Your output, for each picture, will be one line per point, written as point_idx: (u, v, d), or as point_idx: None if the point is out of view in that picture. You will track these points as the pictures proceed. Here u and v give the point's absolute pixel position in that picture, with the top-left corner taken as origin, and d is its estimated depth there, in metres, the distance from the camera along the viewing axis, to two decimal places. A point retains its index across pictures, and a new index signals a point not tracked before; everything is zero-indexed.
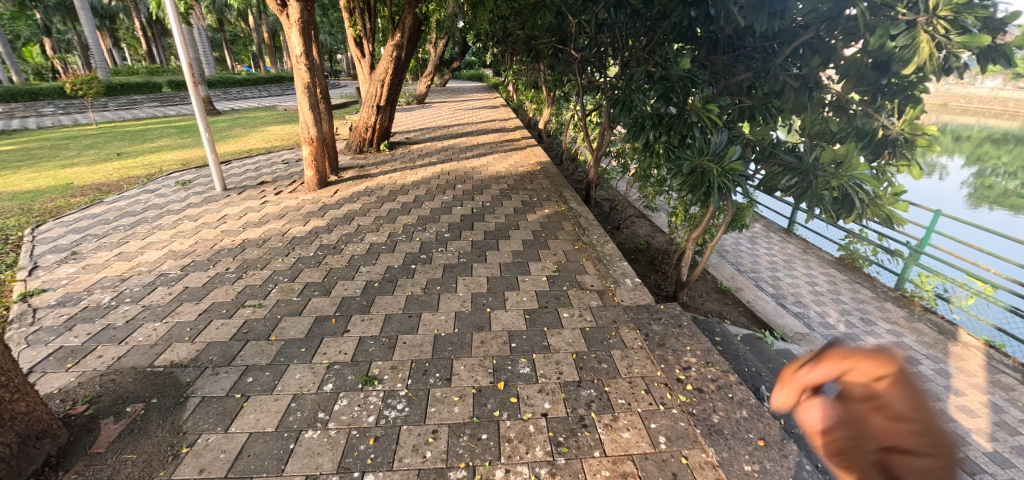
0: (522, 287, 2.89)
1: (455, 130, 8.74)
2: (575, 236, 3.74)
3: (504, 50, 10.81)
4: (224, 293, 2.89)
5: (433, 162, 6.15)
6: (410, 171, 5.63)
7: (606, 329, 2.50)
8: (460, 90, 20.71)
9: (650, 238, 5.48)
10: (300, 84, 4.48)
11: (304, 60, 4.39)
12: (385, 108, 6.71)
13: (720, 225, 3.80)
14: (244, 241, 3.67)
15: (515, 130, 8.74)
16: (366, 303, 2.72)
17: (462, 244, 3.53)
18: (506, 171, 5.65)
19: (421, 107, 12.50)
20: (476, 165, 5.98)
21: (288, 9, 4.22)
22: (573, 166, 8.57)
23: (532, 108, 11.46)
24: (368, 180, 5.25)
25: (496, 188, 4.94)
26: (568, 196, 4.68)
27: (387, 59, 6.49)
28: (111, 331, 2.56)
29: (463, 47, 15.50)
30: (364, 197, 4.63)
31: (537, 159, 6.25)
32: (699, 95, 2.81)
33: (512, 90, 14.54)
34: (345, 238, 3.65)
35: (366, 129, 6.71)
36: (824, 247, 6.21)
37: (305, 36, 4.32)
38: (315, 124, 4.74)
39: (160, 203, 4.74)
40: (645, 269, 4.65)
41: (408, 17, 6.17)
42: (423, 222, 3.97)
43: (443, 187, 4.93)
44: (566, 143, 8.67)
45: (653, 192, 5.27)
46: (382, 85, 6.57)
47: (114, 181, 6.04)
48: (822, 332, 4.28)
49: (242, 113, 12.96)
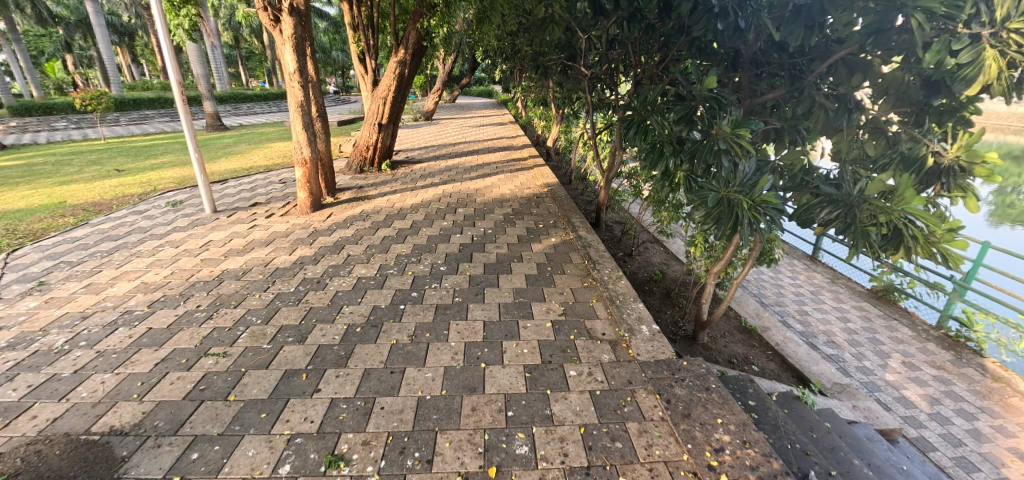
0: (523, 336, 2.53)
1: (460, 148, 8.52)
2: (583, 270, 3.38)
3: (512, 66, 10.66)
4: (189, 338, 2.58)
5: (436, 183, 5.88)
6: (410, 193, 5.35)
7: (620, 393, 2.12)
8: (468, 105, 20.73)
9: (665, 267, 5.10)
10: (293, 102, 4.26)
11: (298, 77, 4.18)
12: (387, 126, 6.49)
13: (745, 260, 3.42)
14: (223, 273, 3.38)
15: (522, 148, 8.48)
16: (344, 354, 2.38)
17: (458, 279, 3.19)
18: (511, 194, 5.34)
19: (428, 124, 12.36)
20: (480, 186, 5.69)
21: (281, 24, 4.02)
22: (582, 186, 8.25)
23: (540, 125, 11.25)
24: (365, 203, 4.98)
25: (500, 213, 4.62)
26: (577, 223, 4.34)
27: (390, 77, 6.29)
28: (55, 384, 2.24)
29: (472, 64, 15.49)
30: (358, 223, 4.35)
31: (544, 180, 5.94)
32: (728, 119, 2.40)
33: (520, 106, 14.39)
34: (332, 270, 3.35)
35: (367, 147, 6.48)
36: (853, 276, 5.76)
37: (300, 52, 4.11)
38: (310, 145, 4.50)
39: (146, 226, 4.50)
40: (661, 303, 4.26)
41: (412, 32, 6.00)
42: (417, 252, 3.65)
43: (443, 211, 4.63)
44: (574, 162, 8.38)
45: (669, 218, 4.91)
46: (384, 102, 6.37)
47: (107, 200, 5.86)
48: (860, 378, 3.82)
49: (249, 129, 12.98)
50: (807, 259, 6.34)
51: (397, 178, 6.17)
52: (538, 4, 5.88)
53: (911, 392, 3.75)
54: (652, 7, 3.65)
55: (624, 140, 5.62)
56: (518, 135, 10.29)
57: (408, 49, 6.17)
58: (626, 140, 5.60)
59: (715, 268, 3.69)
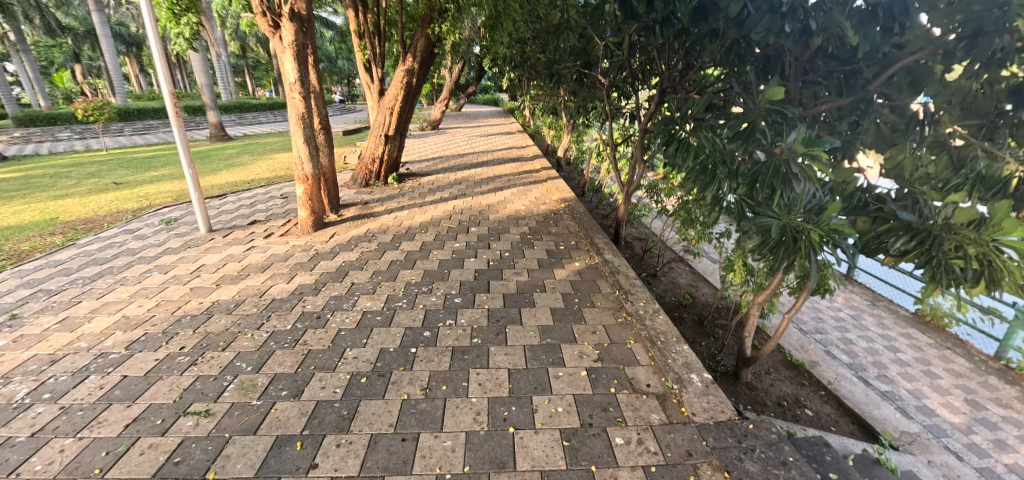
0: (555, 389, 2.16)
1: (469, 159, 8.21)
2: (615, 302, 3.01)
3: (522, 75, 10.39)
4: (167, 390, 2.23)
5: (445, 198, 5.54)
6: (419, 210, 5.02)
7: (680, 470, 1.74)
8: (474, 114, 20.54)
9: (693, 289, 4.71)
10: (294, 114, 3.95)
11: (299, 88, 3.88)
12: (394, 138, 6.18)
13: (798, 291, 3.03)
14: (214, 305, 3.04)
15: (533, 159, 8.16)
16: (346, 413, 2.01)
17: (475, 314, 2.83)
18: (526, 210, 4.99)
19: (435, 134, 12.09)
20: (492, 201, 5.34)
21: (281, 30, 3.73)
22: (597, 198, 7.89)
23: (550, 135, 10.95)
24: (371, 221, 4.65)
25: (516, 233, 4.27)
26: (601, 244, 3.98)
27: (397, 86, 6.00)
28: (5, 451, 1.88)
29: (480, 72, 15.31)
30: (363, 244, 4.01)
31: (560, 195, 5.59)
32: (796, 136, 2.01)
33: (528, 115, 14.13)
34: (334, 302, 3.00)
35: (372, 160, 6.16)
36: (895, 298, 5.34)
37: (301, 61, 3.82)
38: (311, 160, 4.19)
39: (136, 248, 4.18)
40: (694, 333, 3.86)
41: (420, 39, 5.73)
42: (428, 279, 3.30)
43: (454, 231, 4.29)
44: (588, 173, 8.04)
45: (700, 237, 4.53)
46: (391, 113, 6.07)
47: (100, 217, 5.58)
48: (923, 421, 3.40)
49: (253, 139, 12.79)
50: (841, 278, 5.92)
51: (405, 193, 5.84)
52: (553, 9, 5.60)
53: (982, 438, 3.31)
54: (687, 10, 3.32)
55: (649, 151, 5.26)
56: (528, 145, 9.98)
57: (416, 57, 5.89)
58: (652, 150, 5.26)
59: (759, 297, 3.31)
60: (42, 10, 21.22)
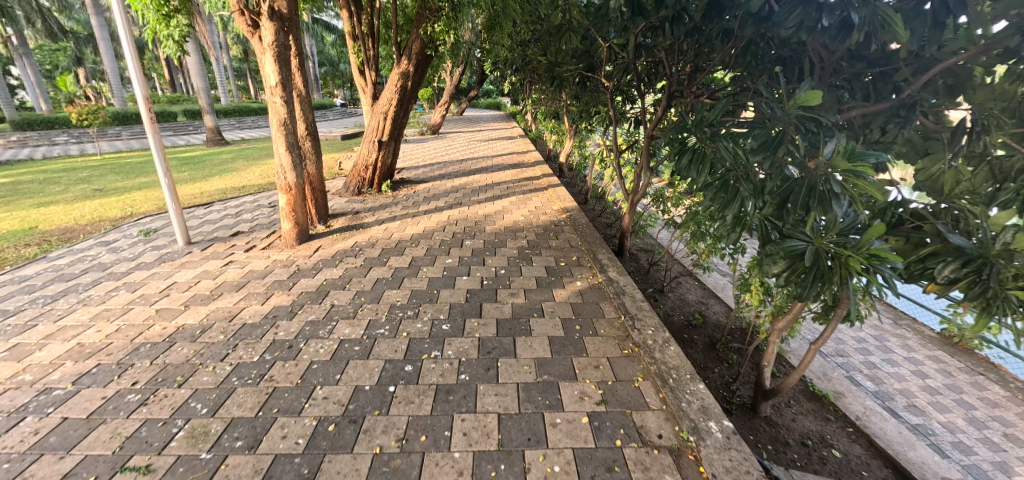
0: (552, 442, 1.86)
1: (468, 165, 7.94)
2: (620, 329, 2.70)
3: (523, 78, 10.15)
4: (108, 438, 1.95)
5: (441, 207, 5.26)
6: (411, 220, 4.74)
7: None
8: (476, 118, 20.32)
9: (704, 306, 4.40)
10: (275, 120, 3.68)
11: (280, 92, 3.62)
12: (388, 144, 5.91)
13: (826, 318, 2.71)
14: (178, 331, 2.77)
15: (534, 165, 7.88)
16: (306, 471, 1.72)
17: (464, 343, 2.53)
18: (525, 221, 4.70)
19: (434, 138, 11.86)
20: (488, 211, 5.04)
21: (261, 30, 3.46)
22: (600, 206, 7.60)
23: (552, 140, 10.68)
24: (360, 234, 4.37)
25: (513, 247, 3.97)
26: (604, 261, 3.68)
27: (391, 90, 5.73)
28: None
29: (481, 76, 15.09)
30: (349, 260, 3.73)
31: (561, 204, 5.31)
32: (836, 148, 1.73)
33: (530, 119, 13.88)
34: (309, 328, 2.71)
35: (365, 167, 5.89)
36: (918, 316, 5.01)
37: (282, 62, 3.55)
38: (295, 169, 3.92)
39: (108, 262, 3.93)
40: (705, 358, 3.55)
41: (415, 41, 5.47)
42: (415, 301, 3.01)
43: (448, 245, 4.01)
44: (591, 180, 7.76)
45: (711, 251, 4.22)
46: (385, 118, 5.80)
47: (80, 226, 5.34)
48: (962, 461, 3.07)
49: (250, 143, 12.60)
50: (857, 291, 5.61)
51: (399, 201, 5.57)
52: (554, 9, 5.33)
53: None
54: (699, 6, 3.03)
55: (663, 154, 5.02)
56: (529, 150, 9.72)
57: (412, 60, 5.63)
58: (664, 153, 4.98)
59: (780, 323, 3.00)
60: (45, 14, 21.23)
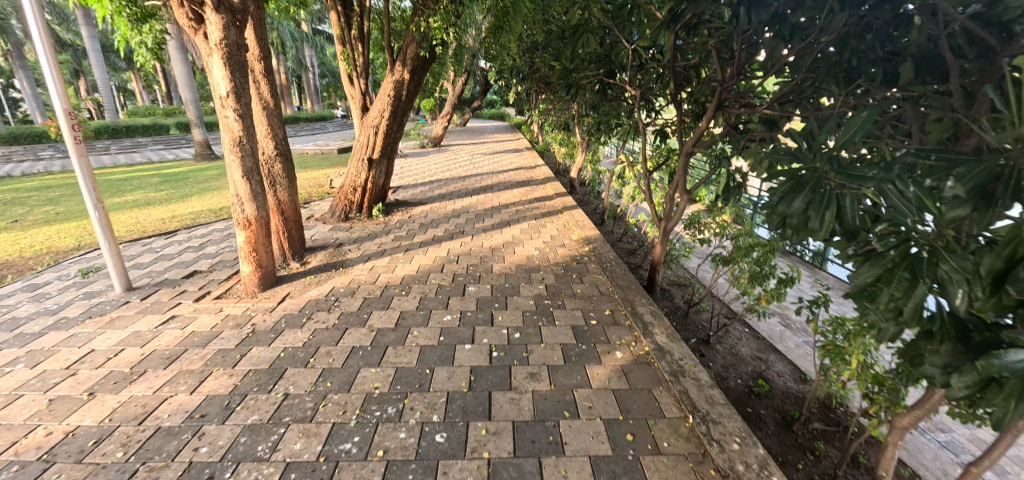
0: None
1: (471, 182, 7.16)
2: (693, 444, 1.85)
3: (531, 87, 9.43)
4: None
5: (439, 236, 4.46)
6: (402, 255, 3.94)
7: None
8: (479, 128, 19.68)
9: (764, 364, 3.54)
10: (228, 138, 2.91)
11: (233, 103, 2.85)
12: (380, 162, 5.14)
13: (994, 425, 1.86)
14: (63, 442, 1.95)
15: (545, 182, 7.10)
16: None
17: (466, 474, 1.69)
18: (540, 257, 3.88)
19: (436, 151, 11.12)
20: (494, 243, 4.24)
21: (206, 25, 2.70)
22: (619, 227, 6.78)
23: (561, 152, 9.95)
24: (339, 275, 3.57)
25: (528, 295, 3.15)
26: (647, 318, 2.84)
27: (382, 100, 4.96)
28: None
29: (485, 85, 14.47)
30: (319, 317, 2.92)
31: (581, 232, 4.50)
32: None
33: (537, 130, 13.14)
34: (244, 441, 1.89)
35: (353, 189, 5.11)
36: None
37: (235, 65, 2.79)
38: (255, 199, 3.13)
39: (22, 317, 3.14)
40: (783, 447, 2.69)
41: (411, 45, 4.74)
42: (399, 389, 2.18)
43: (446, 293, 3.20)
44: (609, 198, 6.96)
45: (775, 298, 3.37)
46: (376, 133, 5.04)
47: (19, 261, 4.58)
48: None
49: None
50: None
51: (391, 228, 4.77)
52: (570, 6, 4.62)
53: None
54: None
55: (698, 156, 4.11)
56: (538, 164, 8.95)
57: (407, 65, 4.87)
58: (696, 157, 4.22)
59: (905, 419, 2.15)
60: (42, 26, 20.97)
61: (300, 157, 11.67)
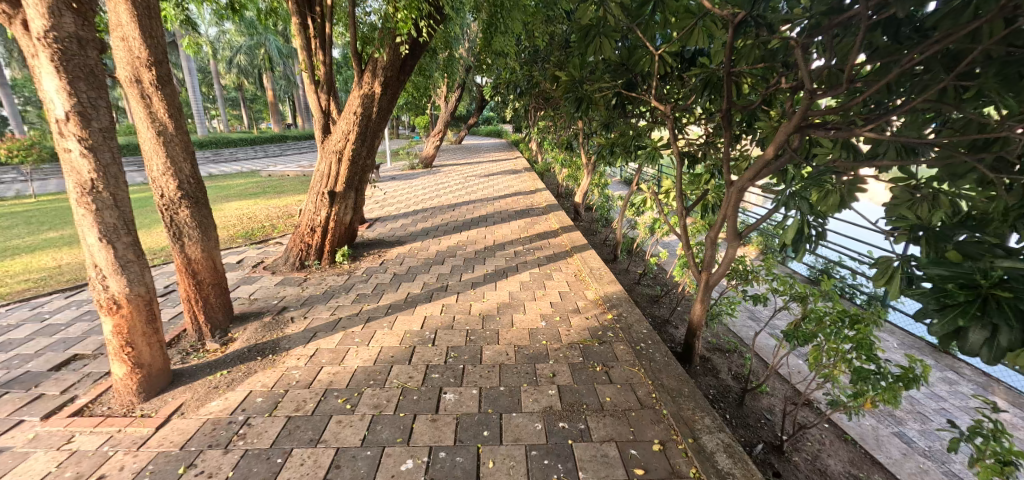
0: None
1: (462, 212, 6.16)
2: None
3: (529, 103, 8.51)
4: None
5: (414, 295, 3.42)
6: (358, 331, 2.88)
7: None
8: (475, 147, 18.89)
9: None
10: (72, 183, 1.91)
11: (75, 128, 1.87)
12: (346, 195, 4.11)
13: None
14: None
15: (548, 212, 6.11)
16: None
17: None
18: (547, 333, 2.83)
19: (426, 173, 10.15)
20: (485, 307, 3.19)
21: (23, 9, 1.75)
22: (636, 265, 5.76)
23: (563, 174, 9.01)
24: (262, 370, 2.50)
25: (533, 412, 2.09)
26: (724, 464, 1.77)
27: (347, 118, 3.96)
28: None
29: (481, 102, 13.71)
30: (206, 462, 1.85)
31: (599, 288, 3.48)
32: None
33: (536, 148, 12.22)
34: None
35: (310, 229, 4.07)
36: None
37: (75, 71, 1.83)
38: (126, 270, 2.10)
39: None
40: None
41: (383, 50, 3.80)
42: None
43: (410, 407, 2.14)
44: (622, 231, 5.95)
45: (892, 403, 2.31)
46: (339, 160, 4.02)
47: None
48: None
49: (216, 180, 11.01)
50: (936, 353, 4.32)
51: (353, 282, 3.70)
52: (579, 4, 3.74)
53: None
54: None
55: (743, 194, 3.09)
56: (538, 188, 7.96)
57: (378, 77, 3.90)
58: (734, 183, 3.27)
59: None
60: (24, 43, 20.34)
61: (278, 180, 10.74)
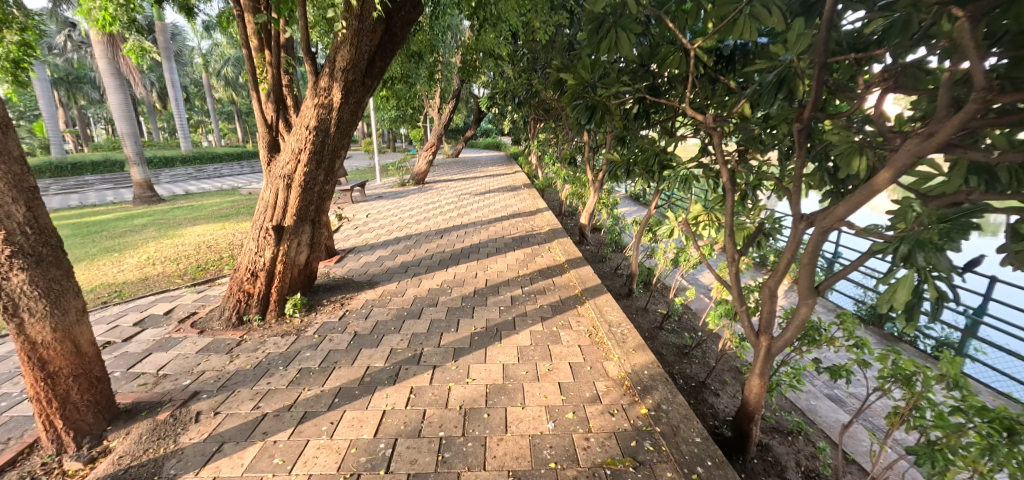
0: None
1: (451, 239, 5.31)
2: None
3: (527, 114, 7.73)
4: None
5: (374, 371, 2.52)
6: (282, 443, 1.97)
7: None
8: (473, 160, 18.22)
9: None
10: None
11: None
12: (297, 230, 3.24)
13: None
14: None
15: (551, 239, 5.26)
16: None
17: None
18: (557, 445, 1.93)
19: (418, 190, 9.31)
20: (468, 394, 2.30)
21: None
22: (655, 303, 4.87)
23: (566, 191, 8.19)
24: None
25: None
26: None
27: (298, 134, 3.11)
28: None
29: (478, 115, 13.05)
30: None
31: (624, 357, 2.60)
32: None
33: (536, 162, 11.46)
34: None
35: (251, 274, 3.17)
36: None
37: None
38: None
39: None
40: None
41: (345, 48, 2.99)
42: None
43: None
44: (638, 261, 5.09)
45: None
46: (288, 185, 3.14)
47: None
48: None
49: (191, 198, 10.17)
50: None
51: (298, 348, 2.81)
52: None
53: None
54: None
55: (826, 241, 2.21)
56: (539, 209, 7.09)
57: (337, 82, 3.07)
58: (805, 228, 2.43)
59: None
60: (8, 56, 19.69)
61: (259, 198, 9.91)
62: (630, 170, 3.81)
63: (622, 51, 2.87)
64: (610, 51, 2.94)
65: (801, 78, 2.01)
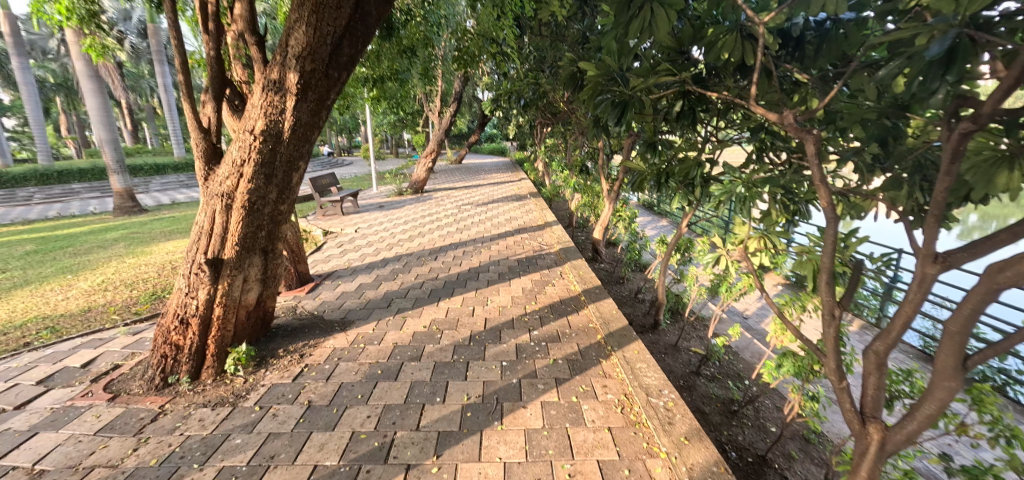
0: None
1: (448, 260, 4.59)
2: None
3: (533, 118, 7.01)
4: None
5: (321, 477, 1.77)
6: None
7: None
8: (477, 166, 17.57)
9: None
10: None
11: None
12: (241, 263, 2.53)
13: None
14: None
15: (564, 260, 4.51)
16: None
17: None
18: None
19: (416, 200, 8.62)
20: None
21: None
22: (688, 338, 4.10)
23: (576, 201, 7.47)
24: None
25: None
26: None
27: (241, 140, 2.40)
28: None
29: (482, 119, 12.39)
30: None
31: (676, 452, 1.83)
32: None
33: (544, 169, 10.76)
34: None
35: (180, 322, 2.46)
36: None
37: None
38: None
39: None
40: None
41: (303, 28, 2.29)
42: None
43: None
44: (666, 288, 4.33)
45: None
46: (227, 206, 2.43)
47: None
48: None
49: (175, 209, 9.52)
50: None
51: (227, 429, 2.08)
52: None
53: None
54: None
55: (992, 304, 1.45)
56: (548, 223, 6.34)
57: (290, 75, 2.36)
58: (939, 278, 1.66)
59: None
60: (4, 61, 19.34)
61: None
62: (664, 183, 3.05)
63: (661, 33, 2.10)
64: (643, 34, 2.18)
65: (979, 52, 1.25)
